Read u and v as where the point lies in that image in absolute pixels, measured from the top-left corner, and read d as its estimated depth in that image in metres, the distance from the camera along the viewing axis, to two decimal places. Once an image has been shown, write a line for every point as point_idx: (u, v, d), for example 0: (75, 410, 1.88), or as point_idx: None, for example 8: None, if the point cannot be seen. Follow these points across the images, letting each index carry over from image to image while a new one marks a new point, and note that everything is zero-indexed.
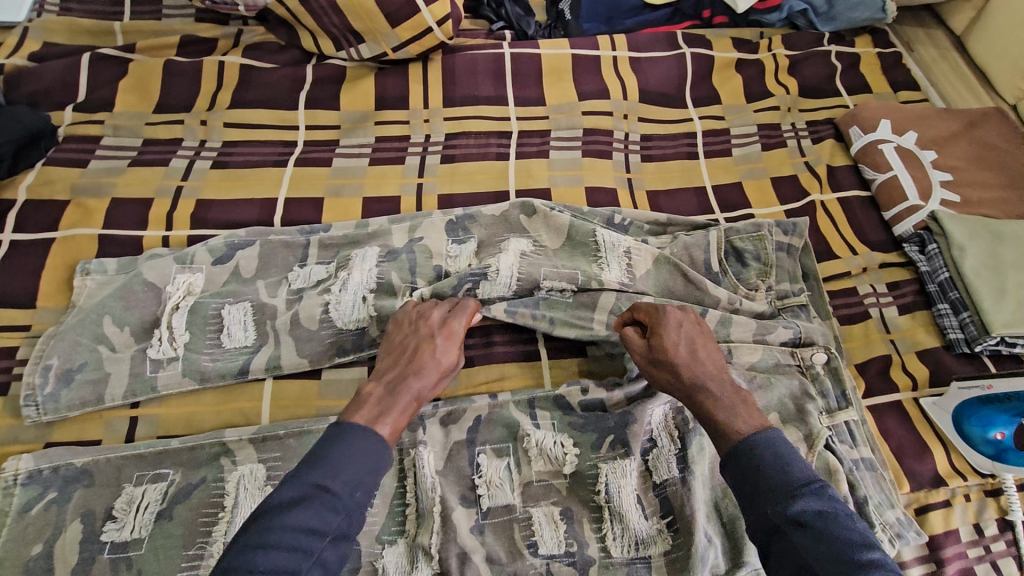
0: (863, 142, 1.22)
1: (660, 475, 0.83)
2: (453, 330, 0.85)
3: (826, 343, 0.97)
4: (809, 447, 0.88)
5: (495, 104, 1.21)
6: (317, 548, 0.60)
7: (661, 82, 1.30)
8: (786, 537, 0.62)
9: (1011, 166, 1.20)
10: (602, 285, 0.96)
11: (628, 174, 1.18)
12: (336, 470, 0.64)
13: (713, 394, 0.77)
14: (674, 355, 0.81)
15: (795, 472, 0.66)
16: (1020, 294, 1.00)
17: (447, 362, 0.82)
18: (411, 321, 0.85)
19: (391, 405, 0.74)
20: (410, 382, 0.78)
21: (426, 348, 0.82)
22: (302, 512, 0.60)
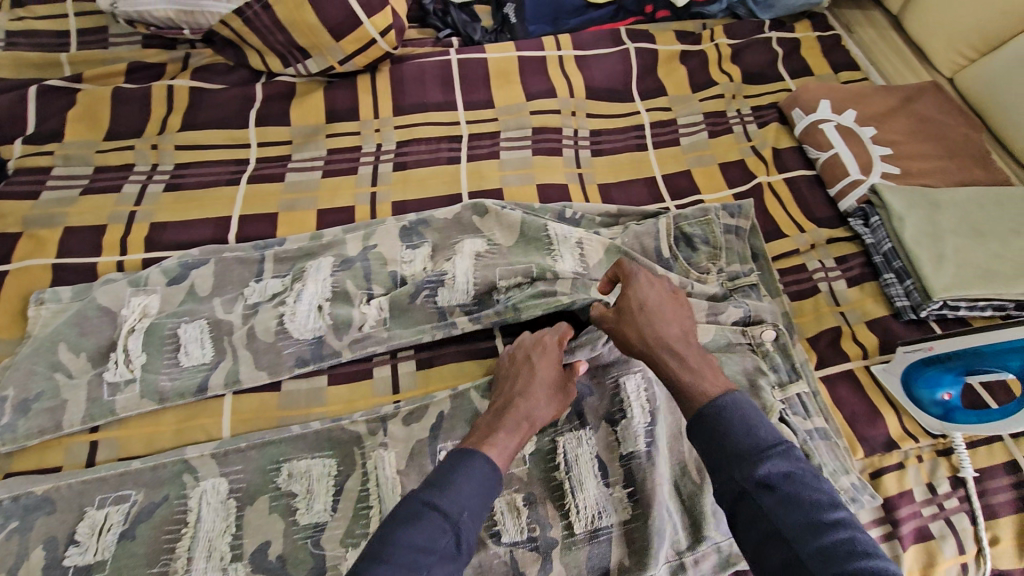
0: (805, 122, 1.26)
1: (626, 447, 0.84)
2: (547, 347, 0.86)
3: (775, 321, 0.99)
4: None
5: (445, 109, 1.23)
6: (427, 566, 0.61)
7: (607, 78, 1.33)
8: (755, 501, 0.61)
9: (948, 136, 1.24)
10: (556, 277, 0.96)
11: (579, 169, 1.21)
12: (448, 492, 0.66)
13: (678, 356, 0.76)
14: (639, 317, 0.80)
15: (758, 429, 0.66)
16: (960, 259, 1.03)
17: (549, 378, 0.83)
18: (513, 352, 0.87)
19: (499, 428, 0.76)
20: (517, 406, 0.79)
21: (528, 373, 0.83)
22: (415, 530, 0.63)
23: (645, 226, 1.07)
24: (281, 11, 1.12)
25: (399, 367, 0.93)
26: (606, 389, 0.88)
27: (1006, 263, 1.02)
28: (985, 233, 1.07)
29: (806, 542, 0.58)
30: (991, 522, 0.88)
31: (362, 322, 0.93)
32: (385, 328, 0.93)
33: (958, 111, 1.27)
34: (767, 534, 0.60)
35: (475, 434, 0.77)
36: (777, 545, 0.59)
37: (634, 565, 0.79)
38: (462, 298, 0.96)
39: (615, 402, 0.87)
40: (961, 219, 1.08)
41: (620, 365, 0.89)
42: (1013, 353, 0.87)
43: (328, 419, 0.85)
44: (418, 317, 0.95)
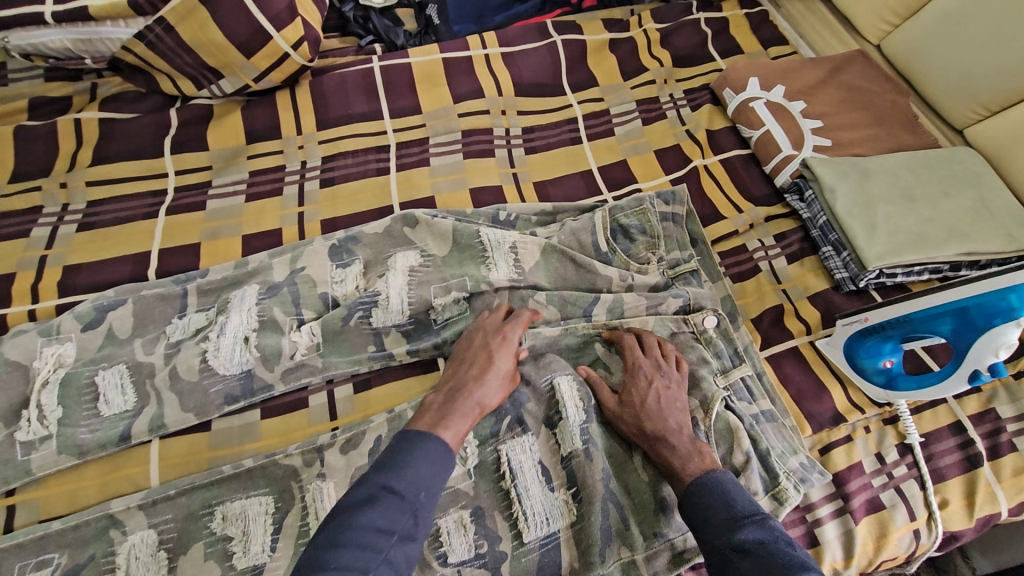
0: (736, 101, 1.26)
1: (566, 448, 0.83)
2: (506, 338, 0.87)
3: (714, 306, 0.99)
4: (706, 411, 0.89)
5: (370, 120, 1.19)
6: (385, 546, 0.61)
7: (536, 73, 1.31)
8: (734, 566, 0.65)
9: (877, 104, 1.25)
10: (494, 288, 0.95)
11: (514, 169, 1.19)
12: (401, 472, 0.66)
13: (673, 447, 0.79)
14: (641, 410, 0.83)
15: (737, 507, 0.70)
16: (892, 226, 1.04)
17: (504, 366, 0.84)
18: (470, 336, 0.88)
19: (452, 412, 0.77)
20: (470, 389, 0.80)
21: (485, 359, 0.84)
22: (374, 512, 0.62)
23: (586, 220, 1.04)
24: (185, 32, 1.07)
25: (335, 393, 0.90)
26: (542, 393, 0.87)
27: (935, 227, 1.03)
28: (915, 199, 1.07)
29: None
30: (941, 486, 0.89)
31: (293, 350, 0.89)
32: (318, 354, 0.90)
33: (884, 78, 1.28)
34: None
35: (426, 416, 0.78)
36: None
37: (584, 567, 0.78)
38: (396, 317, 0.92)
39: (552, 404, 0.86)
40: (891, 186, 1.09)
41: (553, 364, 0.89)
42: (940, 318, 0.84)
43: (262, 455, 0.82)
44: (354, 338, 0.92)
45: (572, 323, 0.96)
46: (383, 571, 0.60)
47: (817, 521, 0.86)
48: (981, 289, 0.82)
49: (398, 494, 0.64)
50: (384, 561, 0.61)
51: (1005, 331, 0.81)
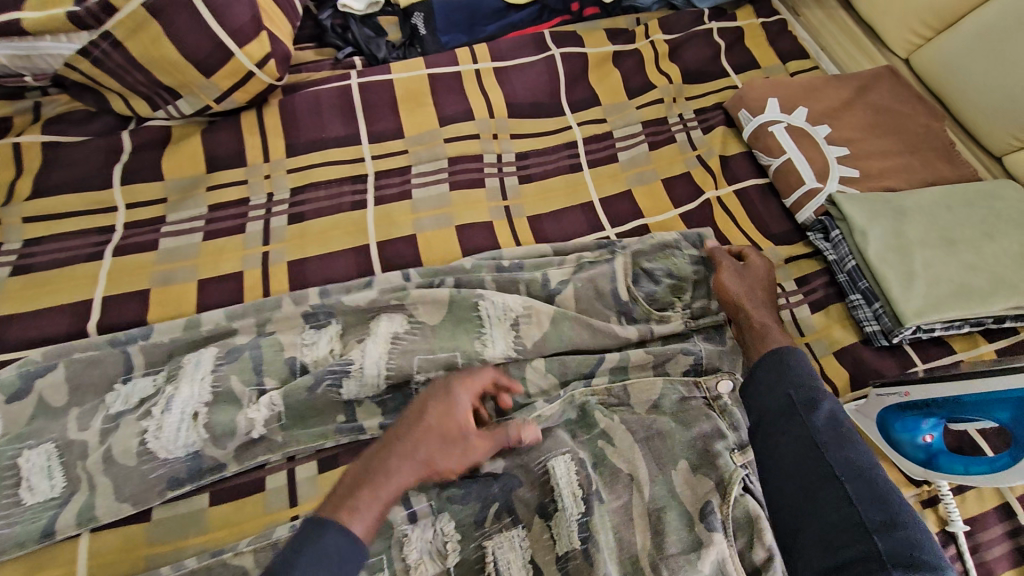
0: (753, 125, 1.14)
1: (562, 547, 0.73)
2: (448, 393, 0.72)
3: (731, 370, 0.89)
4: (722, 497, 0.78)
5: (346, 145, 1.07)
6: None
7: (532, 90, 1.18)
8: (798, 416, 0.72)
9: (908, 129, 1.13)
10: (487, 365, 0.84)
11: (505, 202, 1.06)
12: None
13: (759, 311, 0.87)
14: (750, 276, 0.92)
15: (815, 374, 0.76)
16: (930, 274, 0.92)
17: (451, 428, 0.70)
18: (421, 393, 0.73)
19: (383, 483, 0.65)
20: (413, 455, 0.67)
21: (414, 417, 0.70)
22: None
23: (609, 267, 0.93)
24: (135, 47, 0.94)
25: (297, 472, 0.79)
26: (535, 478, 0.77)
27: (980, 276, 0.92)
28: (956, 241, 0.96)
29: (835, 453, 0.68)
30: None
31: (248, 428, 0.77)
32: (279, 428, 0.79)
33: (916, 100, 1.16)
34: (798, 441, 0.70)
35: (349, 485, 0.66)
36: (809, 453, 0.69)
37: None
38: (370, 390, 0.81)
39: (545, 490, 0.76)
40: (929, 227, 0.97)
41: (549, 445, 0.79)
42: (998, 403, 0.73)
43: (207, 554, 0.71)
44: (322, 410, 0.80)
45: (570, 390, 0.85)
46: None
47: None
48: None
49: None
50: None
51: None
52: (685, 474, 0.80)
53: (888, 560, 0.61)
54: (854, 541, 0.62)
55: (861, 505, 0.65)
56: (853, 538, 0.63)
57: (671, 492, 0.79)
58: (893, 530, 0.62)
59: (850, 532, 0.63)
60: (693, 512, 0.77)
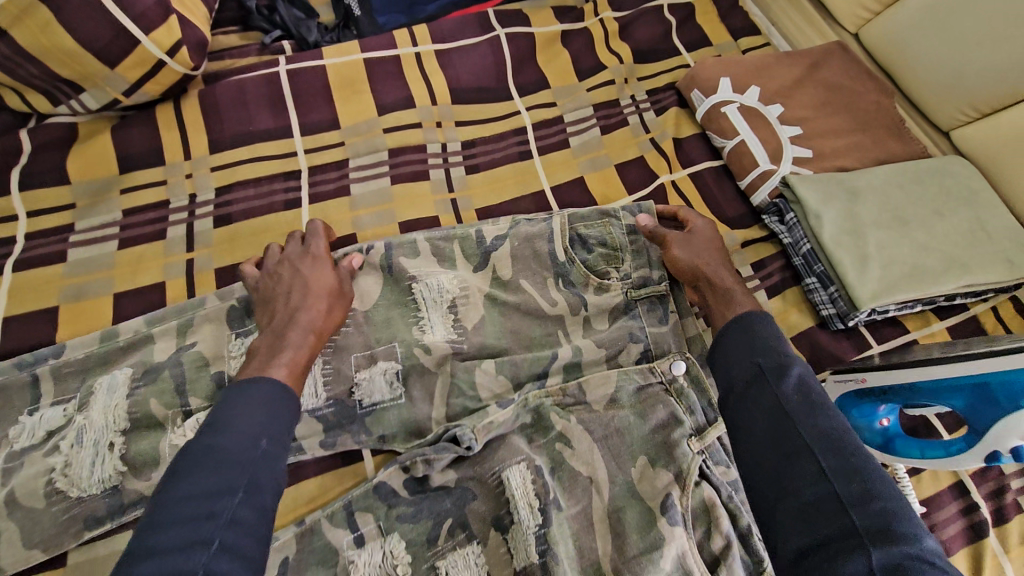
0: (705, 105, 1.11)
1: (520, 560, 0.70)
2: (317, 253, 0.82)
3: (680, 349, 0.87)
4: (682, 488, 0.75)
5: (277, 138, 0.99)
6: (224, 510, 0.54)
7: (477, 74, 1.12)
8: (766, 385, 0.64)
9: (858, 106, 1.12)
10: (428, 355, 0.82)
11: (452, 195, 1.01)
12: (232, 428, 0.59)
13: (720, 273, 0.86)
14: (699, 242, 0.90)
15: (784, 339, 0.70)
16: (884, 255, 0.90)
17: (324, 284, 0.79)
18: (275, 270, 0.81)
19: (283, 347, 0.72)
20: (298, 319, 0.75)
21: (295, 281, 0.78)
22: (199, 476, 0.55)
23: (544, 231, 0.93)
24: (22, 37, 0.83)
25: None
26: (489, 487, 0.74)
27: (932, 255, 0.91)
28: (907, 220, 0.95)
29: (805, 424, 0.60)
30: None
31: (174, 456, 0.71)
32: None
33: (866, 76, 1.15)
34: (769, 414, 0.62)
35: (254, 361, 0.70)
36: (781, 424, 0.61)
37: None
38: (308, 402, 0.77)
39: (499, 502, 0.73)
40: (882, 207, 0.96)
41: (504, 452, 0.76)
42: (958, 389, 0.70)
43: None
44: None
45: (524, 392, 0.82)
46: (233, 534, 0.53)
47: None
48: (1013, 362, 0.67)
49: (223, 452, 0.57)
50: (227, 524, 0.53)
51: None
52: (644, 469, 0.78)
53: (865, 535, 0.52)
54: (832, 516, 0.54)
55: (835, 477, 0.56)
56: (824, 515, 0.54)
57: (630, 490, 0.76)
58: (868, 502, 0.53)
59: (821, 510, 0.54)
60: (654, 508, 0.74)
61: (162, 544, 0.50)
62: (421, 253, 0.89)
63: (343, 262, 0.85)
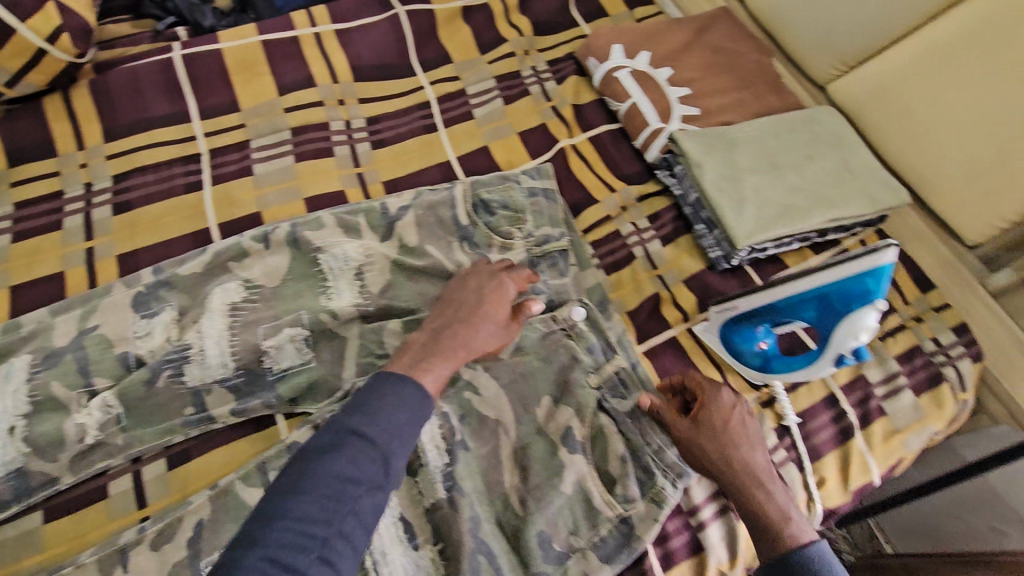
0: (600, 72, 1.17)
1: (429, 498, 0.76)
2: (503, 285, 0.83)
3: (580, 297, 0.94)
4: (581, 420, 0.82)
5: (175, 123, 0.99)
6: (352, 496, 0.59)
7: (379, 52, 1.14)
8: None
9: (741, 66, 1.20)
10: (336, 318, 0.84)
11: (358, 169, 1.03)
12: (372, 418, 0.63)
13: (766, 493, 0.77)
14: (717, 436, 0.80)
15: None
16: (759, 198, 0.99)
17: (497, 314, 0.81)
18: (464, 278, 0.85)
19: (434, 353, 0.75)
20: (459, 336, 0.77)
21: (486, 299, 0.81)
22: (340, 461, 0.60)
23: (445, 199, 0.98)
24: None
25: (143, 473, 0.75)
26: None
27: (801, 195, 1.00)
28: (782, 165, 1.03)
29: None
30: (816, 465, 0.87)
31: (81, 434, 0.73)
32: (120, 430, 0.74)
33: (747, 38, 1.24)
34: None
35: (409, 352, 0.75)
36: None
37: None
38: (217, 374, 0.78)
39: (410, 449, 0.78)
40: (758, 155, 1.04)
41: None
42: (805, 304, 0.82)
43: None
44: (165, 403, 0.76)
45: None
46: (349, 522, 0.58)
47: (700, 524, 0.81)
48: (843, 275, 0.79)
49: (366, 441, 0.62)
50: (349, 513, 0.58)
51: (866, 315, 0.79)
52: (548, 408, 0.84)
53: None
54: None
55: None
56: None
57: (535, 428, 0.82)
58: None
59: None
60: (556, 439, 0.81)
61: (294, 512, 0.56)
62: (326, 226, 0.91)
63: (524, 305, 0.85)
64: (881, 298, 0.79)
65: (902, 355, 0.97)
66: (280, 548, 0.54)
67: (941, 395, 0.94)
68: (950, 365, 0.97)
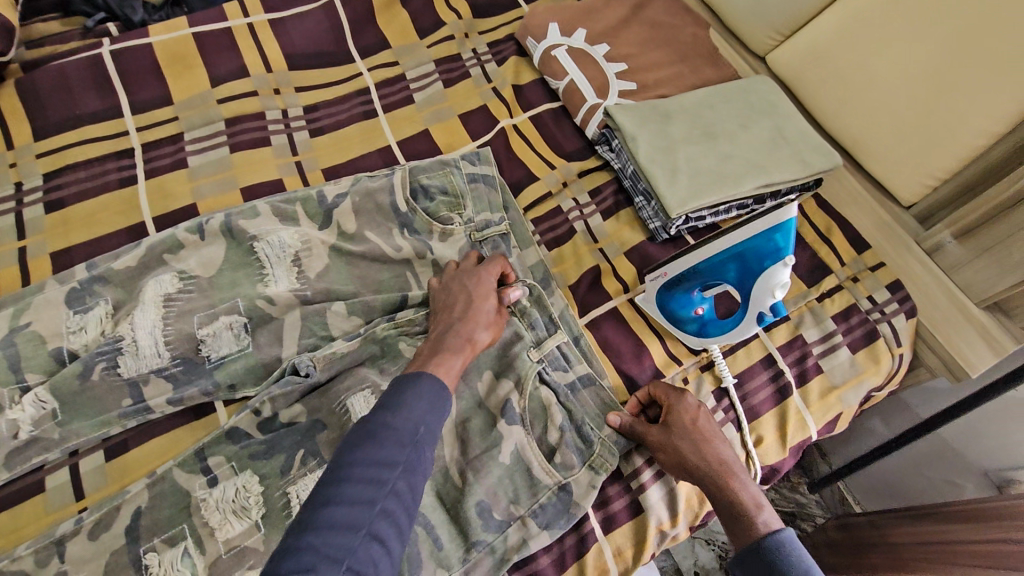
0: (539, 51, 1.17)
1: None
2: (483, 279, 0.86)
3: (523, 276, 0.94)
4: (521, 392, 0.84)
5: (106, 119, 0.98)
6: (390, 479, 0.58)
7: (315, 40, 1.14)
8: None
9: (678, 40, 1.21)
10: (272, 304, 0.85)
11: (296, 157, 1.03)
12: (399, 408, 0.63)
13: (739, 484, 0.75)
14: (687, 436, 0.79)
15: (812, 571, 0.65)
16: (692, 167, 1.01)
17: (486, 307, 0.83)
18: (448, 284, 0.86)
19: (443, 350, 0.76)
20: (455, 328, 0.79)
21: (471, 297, 0.83)
22: (375, 448, 0.59)
23: (380, 187, 0.96)
24: None
25: (80, 467, 0.76)
26: (336, 417, 0.79)
27: (734, 163, 1.02)
28: (716, 135, 1.05)
29: None
30: (755, 424, 0.89)
31: (15, 429, 0.74)
32: (56, 425, 0.75)
33: (684, 11, 1.25)
34: None
35: (420, 356, 0.76)
36: None
37: None
38: (150, 363, 0.79)
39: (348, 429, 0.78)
40: (691, 126, 1.06)
41: (350, 384, 0.81)
42: (725, 264, 0.83)
43: None
44: (101, 397, 0.77)
45: (373, 327, 0.87)
46: (392, 504, 0.57)
47: (640, 487, 0.83)
48: (751, 233, 0.80)
49: (397, 431, 0.61)
50: (390, 494, 0.57)
51: (777, 272, 0.80)
52: (489, 382, 0.85)
53: None
54: None
55: None
56: None
57: (476, 403, 0.84)
58: None
59: None
60: (495, 411, 0.82)
61: (337, 494, 0.55)
62: (262, 215, 0.91)
63: (503, 294, 0.87)
64: (791, 253, 0.79)
65: (839, 314, 0.99)
66: (332, 530, 0.53)
67: (877, 350, 0.97)
68: (885, 321, 1.00)
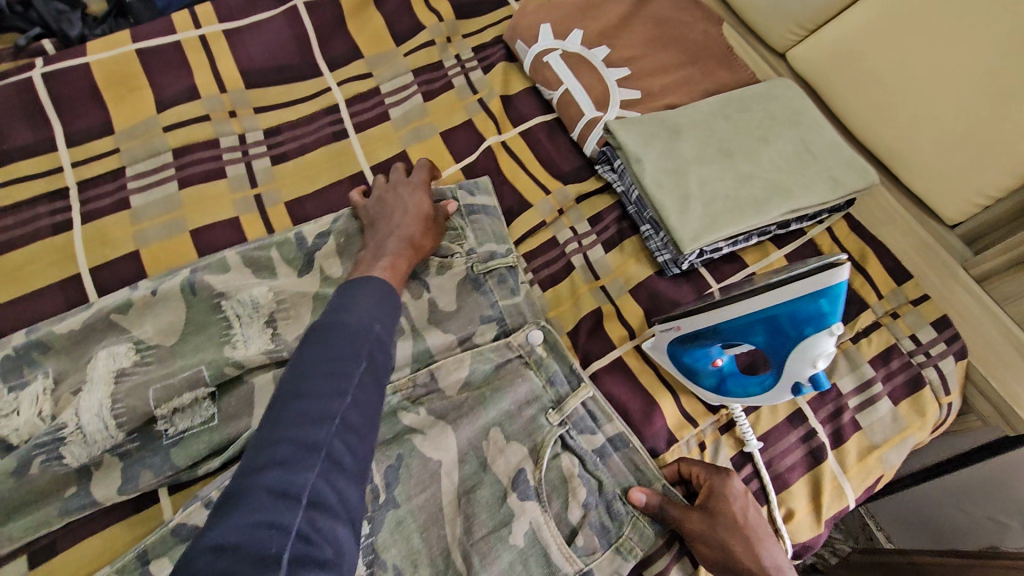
0: (530, 57, 1.04)
1: None
2: (414, 180, 0.86)
3: (536, 317, 0.83)
4: (536, 463, 0.72)
5: (38, 153, 0.87)
6: (353, 373, 0.55)
7: (277, 52, 1.01)
8: None
9: (688, 38, 1.07)
10: (242, 369, 0.73)
11: (256, 189, 0.91)
12: (350, 309, 0.61)
13: None
14: (738, 533, 0.66)
15: None
16: (706, 192, 0.88)
17: (421, 210, 0.83)
18: (379, 191, 0.85)
19: (383, 256, 0.77)
20: (394, 233, 0.79)
21: (401, 206, 0.82)
22: (326, 345, 0.56)
23: (369, 222, 0.85)
24: None
25: None
26: None
27: (754, 185, 0.88)
28: (732, 152, 0.92)
29: None
30: (784, 495, 0.78)
31: None
32: None
33: (692, 5, 1.10)
34: None
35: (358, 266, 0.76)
36: None
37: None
38: (103, 445, 0.67)
39: None
40: (704, 141, 0.93)
41: None
42: (751, 327, 0.71)
43: None
44: (41, 488, 0.66)
45: None
46: (360, 395, 0.55)
47: None
48: (789, 298, 0.67)
49: (350, 329, 0.58)
50: (357, 386, 0.55)
51: (820, 341, 0.67)
52: (497, 443, 0.73)
53: None
54: None
55: None
56: None
57: (481, 466, 0.72)
58: None
59: None
60: (505, 481, 0.71)
61: (305, 389, 0.53)
62: (233, 270, 0.79)
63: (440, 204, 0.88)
64: (838, 321, 0.66)
65: (877, 357, 0.87)
66: (301, 425, 0.51)
67: (923, 401, 0.84)
68: (931, 365, 0.87)
